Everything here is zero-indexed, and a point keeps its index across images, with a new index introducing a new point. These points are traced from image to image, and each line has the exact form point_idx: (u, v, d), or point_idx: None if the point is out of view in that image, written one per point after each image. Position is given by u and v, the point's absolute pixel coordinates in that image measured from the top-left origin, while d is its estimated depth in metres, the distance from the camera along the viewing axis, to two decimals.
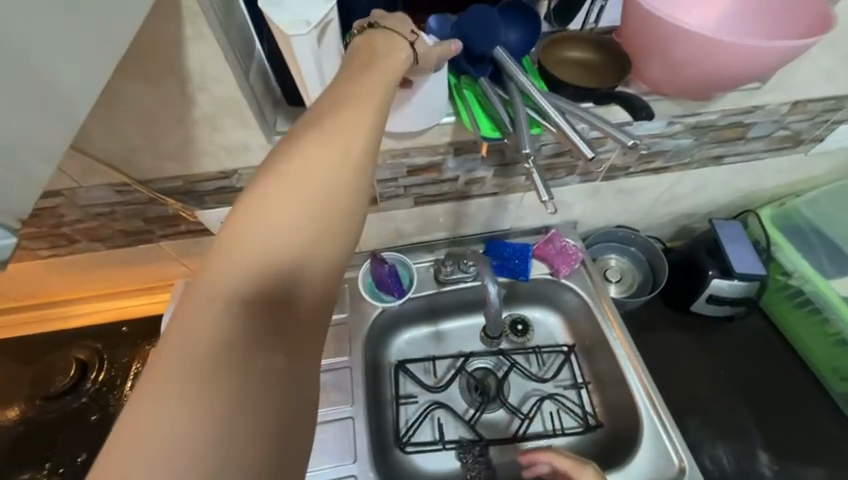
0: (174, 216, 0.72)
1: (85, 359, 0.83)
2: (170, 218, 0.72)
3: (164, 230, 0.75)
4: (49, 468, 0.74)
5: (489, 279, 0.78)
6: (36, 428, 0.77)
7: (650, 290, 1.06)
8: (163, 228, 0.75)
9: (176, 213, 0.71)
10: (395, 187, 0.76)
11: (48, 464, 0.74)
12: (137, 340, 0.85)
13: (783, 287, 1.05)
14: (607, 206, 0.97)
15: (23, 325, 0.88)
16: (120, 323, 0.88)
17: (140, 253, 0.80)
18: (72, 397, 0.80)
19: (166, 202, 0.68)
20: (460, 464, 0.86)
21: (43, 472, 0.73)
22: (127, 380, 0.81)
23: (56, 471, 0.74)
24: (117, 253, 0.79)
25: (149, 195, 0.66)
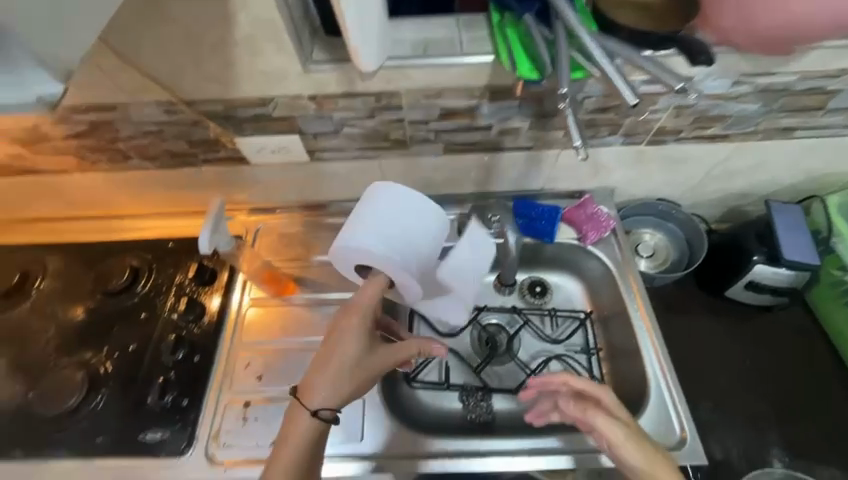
0: (215, 141, 0.76)
1: (137, 267, 0.93)
2: (212, 143, 0.76)
3: (206, 155, 0.80)
4: (106, 352, 0.86)
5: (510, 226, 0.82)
6: (97, 318, 0.89)
7: (685, 267, 1.01)
8: (205, 153, 0.79)
9: (218, 138, 0.75)
10: (426, 131, 0.75)
11: (106, 349, 0.86)
12: (181, 256, 0.94)
13: (837, 282, 0.97)
14: (649, 175, 0.91)
15: (87, 232, 0.99)
16: (167, 239, 0.96)
17: (185, 177, 0.86)
18: (125, 298, 0.91)
19: (209, 126, 0.72)
20: (461, 406, 0.90)
21: (102, 354, 0.85)
22: (172, 288, 0.91)
23: (112, 355, 0.85)
24: (165, 174, 0.85)
25: (194, 116, 0.70)
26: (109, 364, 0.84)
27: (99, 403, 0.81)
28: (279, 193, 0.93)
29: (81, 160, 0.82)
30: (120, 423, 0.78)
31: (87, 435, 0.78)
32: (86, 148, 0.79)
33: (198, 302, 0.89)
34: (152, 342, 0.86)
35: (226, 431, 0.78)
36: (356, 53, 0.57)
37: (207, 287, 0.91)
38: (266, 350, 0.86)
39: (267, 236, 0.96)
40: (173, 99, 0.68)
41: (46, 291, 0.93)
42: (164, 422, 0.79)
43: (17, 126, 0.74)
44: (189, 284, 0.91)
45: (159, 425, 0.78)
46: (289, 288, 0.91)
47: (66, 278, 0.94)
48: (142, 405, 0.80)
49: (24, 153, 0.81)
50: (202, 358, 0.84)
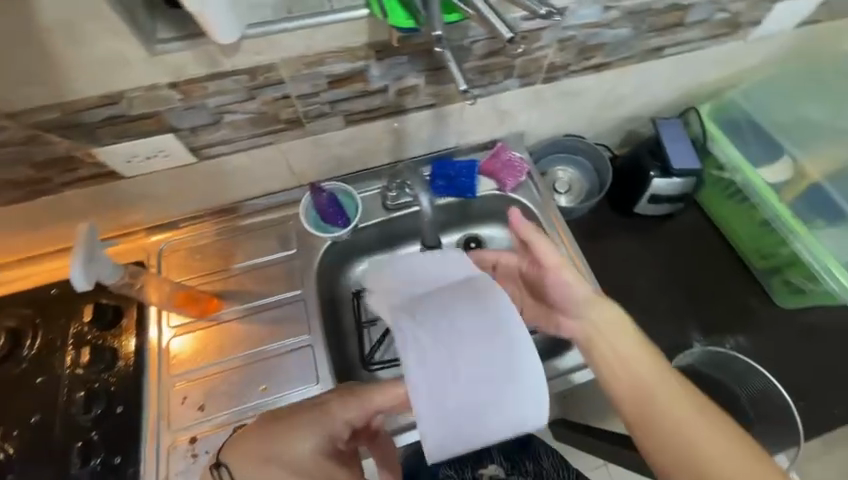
0: (66, 157, 0.63)
1: (16, 327, 0.78)
2: (65, 161, 0.64)
3: (63, 177, 0.67)
4: (3, 432, 0.72)
5: (421, 189, 0.79)
6: None
7: (598, 194, 1.09)
8: (61, 174, 0.66)
9: (71, 154, 0.63)
10: (320, 104, 0.70)
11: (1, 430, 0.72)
12: (70, 301, 0.80)
13: (718, 180, 1.11)
14: (551, 113, 0.95)
15: None
16: (46, 287, 0.81)
17: (44, 208, 0.71)
18: (11, 365, 0.76)
19: (51, 140, 0.60)
20: None
21: None
22: (67, 342, 0.77)
23: (10, 435, 0.72)
24: (16, 210, 0.70)
25: (26, 131, 0.58)
26: (10, 445, 0.71)
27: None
28: (174, 204, 0.82)
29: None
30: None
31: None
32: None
33: (104, 348, 0.77)
34: (58, 407, 0.73)
35: (178, 474, 0.72)
36: (205, 20, 0.49)
37: (112, 329, 0.78)
38: (202, 378, 0.78)
39: (174, 255, 0.85)
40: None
41: None
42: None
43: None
44: (89, 331, 0.78)
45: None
46: (213, 303, 0.82)
47: None
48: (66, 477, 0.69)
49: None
50: (126, 408, 0.74)
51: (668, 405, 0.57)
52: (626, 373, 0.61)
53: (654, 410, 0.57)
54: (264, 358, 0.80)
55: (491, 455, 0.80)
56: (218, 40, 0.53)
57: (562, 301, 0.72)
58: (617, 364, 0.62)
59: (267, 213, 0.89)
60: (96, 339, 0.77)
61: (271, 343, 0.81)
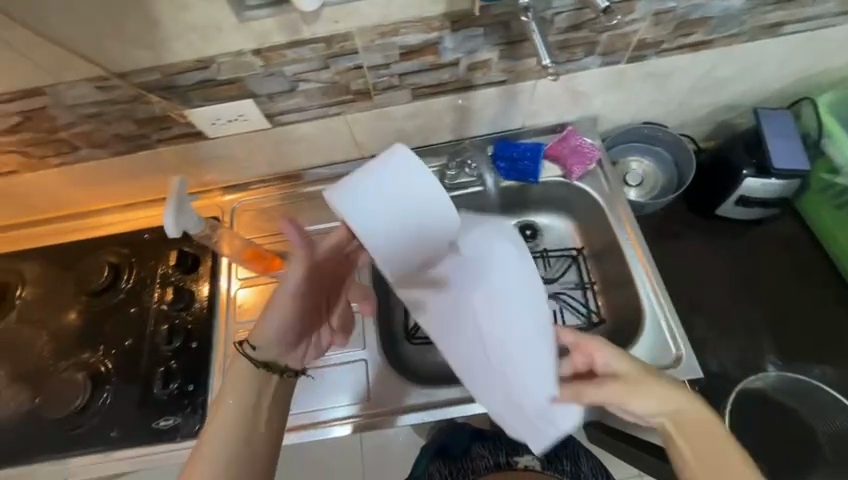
0: (162, 117, 0.70)
1: (117, 263, 0.89)
2: (161, 120, 0.71)
3: (159, 134, 0.74)
4: (104, 349, 0.85)
5: None
6: (87, 319, 0.87)
7: (675, 191, 0.99)
8: (157, 132, 0.74)
9: (166, 113, 0.70)
10: (389, 76, 0.70)
11: (102, 346, 0.85)
12: (159, 246, 0.91)
13: (827, 186, 0.96)
14: (632, 97, 0.87)
15: (58, 234, 0.95)
16: (141, 231, 0.92)
17: (143, 161, 0.80)
18: (112, 295, 0.88)
19: (152, 100, 0.67)
20: None
21: (99, 353, 0.84)
22: (156, 281, 0.88)
23: (110, 352, 0.84)
24: (120, 161, 0.79)
25: (132, 90, 0.65)
26: (109, 360, 0.83)
27: (106, 399, 0.81)
28: (248, 167, 0.88)
29: (26, 157, 0.77)
30: (131, 415, 0.79)
31: (101, 429, 0.79)
32: (27, 143, 0.73)
33: (185, 290, 0.86)
34: (147, 335, 0.85)
35: None
36: None
37: (193, 274, 0.88)
38: None
39: (245, 214, 0.92)
40: (103, 72, 0.62)
41: (28, 298, 0.90)
42: (173, 408, 0.80)
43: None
44: (173, 273, 0.88)
45: (170, 411, 0.79)
46: (277, 262, 0.88)
47: (45, 283, 0.91)
48: (149, 395, 0.80)
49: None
50: (200, 344, 0.83)
51: (724, 476, 0.53)
52: (694, 453, 0.55)
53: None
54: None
55: (528, 447, 0.81)
56: (303, 9, 0.55)
57: (627, 413, 0.59)
58: (681, 440, 0.56)
59: (330, 182, 0.93)
60: (178, 281, 0.88)
61: None
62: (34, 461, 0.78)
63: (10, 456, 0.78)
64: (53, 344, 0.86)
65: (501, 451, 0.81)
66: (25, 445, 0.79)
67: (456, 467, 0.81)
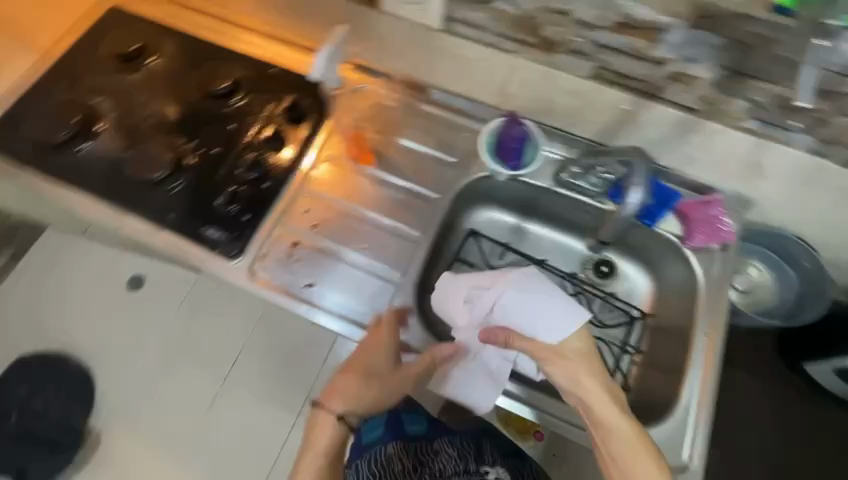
0: None
1: (238, 79, 0.93)
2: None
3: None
4: (194, 144, 0.87)
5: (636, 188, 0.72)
6: (191, 113, 0.90)
7: (782, 316, 0.89)
8: None
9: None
10: (585, 41, 0.67)
11: (194, 141, 0.88)
12: (279, 85, 0.92)
13: None
14: (806, 202, 0.75)
15: (201, 28, 0.98)
16: (270, 65, 0.94)
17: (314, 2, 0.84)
18: (221, 104, 0.91)
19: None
20: None
21: (188, 146, 0.87)
22: (262, 113, 0.90)
23: (198, 150, 0.87)
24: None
25: None
26: (193, 157, 0.86)
27: (175, 186, 0.84)
28: (391, 59, 0.88)
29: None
30: (190, 211, 0.83)
31: (161, 207, 0.83)
32: None
33: (281, 135, 0.88)
34: (233, 152, 0.87)
35: (272, 258, 0.81)
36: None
37: (296, 124, 0.89)
38: (326, 204, 0.86)
39: (364, 100, 0.92)
40: None
41: (155, 68, 0.94)
42: (226, 224, 0.82)
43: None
44: (279, 116, 0.90)
45: (222, 226, 0.82)
46: (368, 157, 0.89)
47: (175, 64, 0.95)
48: (210, 204, 0.83)
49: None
50: (271, 187, 0.85)
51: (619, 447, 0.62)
52: (587, 397, 0.65)
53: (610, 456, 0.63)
54: (377, 225, 0.85)
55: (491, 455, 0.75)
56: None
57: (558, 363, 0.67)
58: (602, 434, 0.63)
59: (454, 114, 0.89)
60: (279, 124, 0.89)
61: (386, 216, 0.86)
62: (104, 202, 0.84)
63: (85, 185, 0.84)
64: (156, 117, 0.90)
65: (468, 457, 0.75)
66: (99, 183, 0.85)
67: (419, 465, 0.77)
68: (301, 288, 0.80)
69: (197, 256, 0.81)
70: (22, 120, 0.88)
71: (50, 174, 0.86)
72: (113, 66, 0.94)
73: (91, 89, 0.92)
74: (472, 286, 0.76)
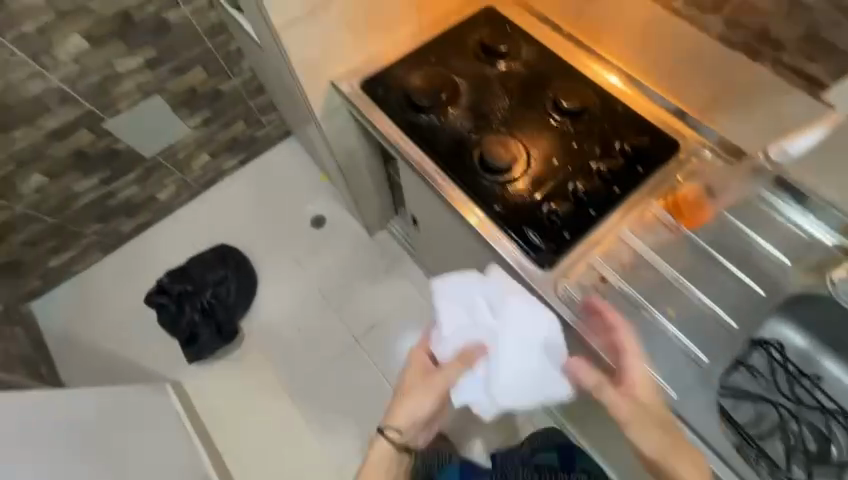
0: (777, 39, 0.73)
1: (584, 102, 0.94)
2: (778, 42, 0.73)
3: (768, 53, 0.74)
4: (532, 148, 0.91)
5: None
6: (536, 120, 0.95)
7: None
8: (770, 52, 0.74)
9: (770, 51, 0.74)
10: None
11: (533, 146, 0.91)
12: (626, 121, 0.92)
13: None
14: None
15: (557, 45, 1.02)
16: (617, 101, 0.94)
17: (716, 58, 0.82)
18: (562, 119, 0.94)
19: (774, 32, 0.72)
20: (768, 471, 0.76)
21: (526, 148, 0.91)
22: (602, 141, 0.90)
23: (535, 154, 0.90)
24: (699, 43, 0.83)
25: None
26: (531, 160, 0.90)
27: (506, 180, 0.88)
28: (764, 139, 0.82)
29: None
30: (518, 206, 0.85)
31: (490, 194, 0.87)
32: None
33: (618, 169, 0.87)
34: (568, 170, 0.88)
35: (579, 285, 0.80)
36: None
37: (637, 162, 0.88)
38: (640, 252, 0.82)
39: (703, 164, 0.88)
40: None
41: (509, 70, 1.01)
42: (545, 233, 0.83)
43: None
44: (618, 150, 0.89)
45: (542, 234, 0.82)
46: (692, 219, 0.83)
47: (529, 70, 1.00)
48: (536, 208, 0.85)
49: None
50: (595, 215, 0.84)
51: None
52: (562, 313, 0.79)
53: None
54: (692, 300, 0.79)
55: None
56: None
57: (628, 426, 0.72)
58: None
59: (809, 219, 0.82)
60: (618, 158, 0.88)
61: (699, 292, 0.79)
62: (439, 168, 0.92)
63: (434, 149, 0.93)
64: (504, 113, 0.96)
65: None
66: (441, 151, 0.93)
67: None
68: (602, 327, 0.77)
69: (509, 251, 0.83)
70: (397, 77, 1.01)
71: (402, 127, 0.96)
72: (477, 57, 1.03)
73: (455, 71, 1.02)
74: (489, 294, 0.82)
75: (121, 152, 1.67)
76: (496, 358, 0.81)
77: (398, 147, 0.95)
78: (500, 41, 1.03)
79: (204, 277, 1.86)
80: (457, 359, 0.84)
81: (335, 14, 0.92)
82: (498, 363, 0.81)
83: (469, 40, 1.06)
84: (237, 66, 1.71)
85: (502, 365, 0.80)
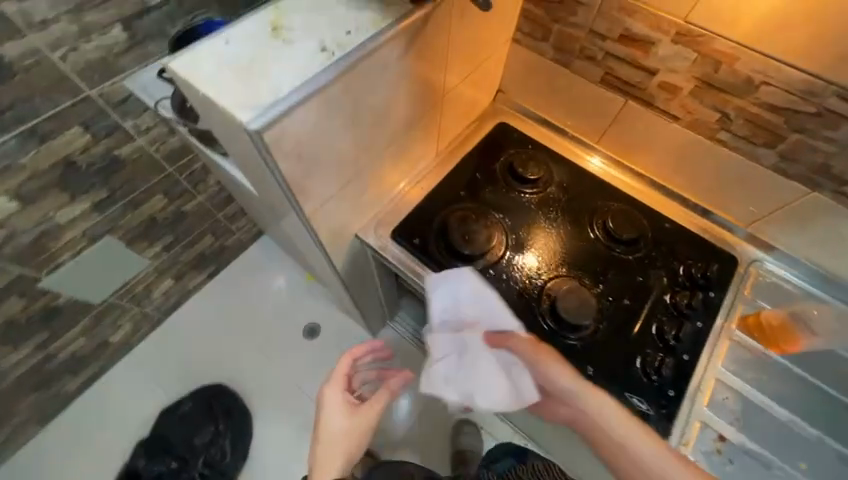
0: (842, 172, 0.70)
1: (634, 226, 0.90)
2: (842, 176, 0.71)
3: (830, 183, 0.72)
4: (598, 286, 0.84)
5: None
6: (592, 251, 0.88)
7: None
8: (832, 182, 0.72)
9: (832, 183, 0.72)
10: None
11: (599, 284, 0.84)
12: (679, 240, 0.89)
13: None
14: None
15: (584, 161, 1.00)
16: (662, 218, 0.92)
17: (766, 182, 0.80)
18: (616, 247, 0.88)
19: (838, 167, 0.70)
20: None
21: (593, 287, 0.83)
22: (665, 267, 0.86)
23: (605, 295, 0.82)
24: (747, 167, 0.80)
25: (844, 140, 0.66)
26: (603, 303, 0.81)
27: (587, 333, 0.78)
28: (822, 252, 0.82)
29: (715, 122, 0.77)
30: (608, 364, 0.76)
31: (575, 356, 0.77)
32: (708, 106, 0.76)
33: (695, 300, 0.81)
34: (647, 309, 0.81)
35: (699, 450, 0.73)
36: None
37: (708, 287, 0.83)
38: (741, 390, 0.77)
39: (761, 276, 0.87)
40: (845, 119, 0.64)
41: (546, 195, 0.95)
42: (648, 395, 0.74)
43: (736, 71, 0.69)
44: (684, 276, 0.84)
45: (647, 397, 0.73)
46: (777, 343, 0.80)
47: (567, 193, 0.95)
48: (628, 363, 0.76)
49: (678, 88, 0.77)
50: (689, 359, 0.77)
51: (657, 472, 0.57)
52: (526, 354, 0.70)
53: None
54: (814, 441, 0.74)
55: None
56: None
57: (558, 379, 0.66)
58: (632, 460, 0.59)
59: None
60: (688, 286, 0.83)
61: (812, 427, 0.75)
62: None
63: None
64: (556, 246, 0.89)
65: None
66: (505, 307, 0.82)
67: None
68: None
69: None
70: (430, 219, 0.90)
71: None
72: (507, 184, 0.96)
73: (489, 204, 0.93)
74: (470, 296, 0.76)
75: (62, 308, 1.32)
76: (474, 331, 0.77)
77: None
78: (528, 163, 0.97)
79: (192, 442, 1.56)
80: (384, 389, 0.88)
81: (362, 180, 0.77)
82: (462, 342, 0.77)
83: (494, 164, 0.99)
84: (202, 185, 1.43)
85: (469, 346, 0.77)
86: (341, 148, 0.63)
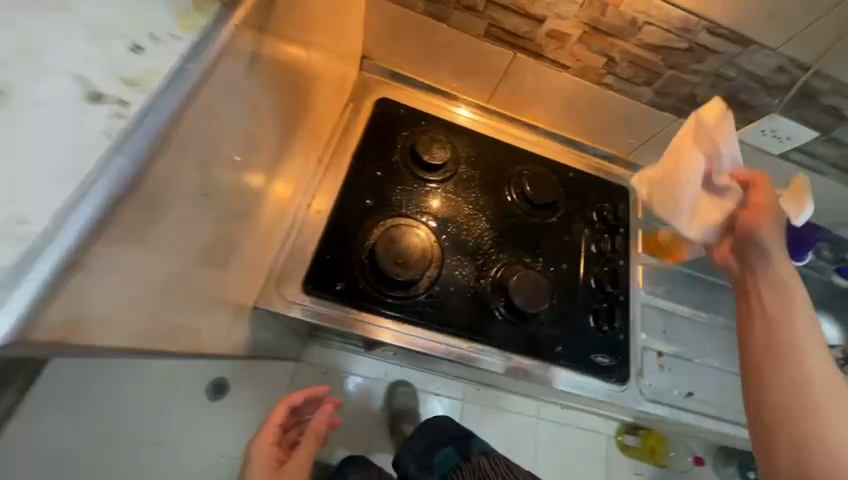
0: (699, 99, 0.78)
1: (547, 185, 0.86)
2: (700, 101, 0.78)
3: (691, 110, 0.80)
4: (537, 261, 0.81)
5: None
6: (521, 226, 0.83)
7: None
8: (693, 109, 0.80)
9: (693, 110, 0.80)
10: None
11: (538, 258, 0.81)
12: (584, 188, 0.91)
13: None
14: None
15: (481, 126, 0.90)
16: (565, 169, 0.92)
17: (641, 117, 0.85)
18: (540, 212, 0.85)
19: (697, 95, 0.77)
20: None
21: (534, 264, 0.80)
22: (582, 219, 0.88)
23: (547, 269, 0.81)
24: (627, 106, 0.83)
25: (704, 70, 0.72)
26: (548, 276, 0.80)
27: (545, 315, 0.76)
28: None
29: (602, 67, 0.76)
30: (571, 334, 0.77)
31: (542, 341, 0.75)
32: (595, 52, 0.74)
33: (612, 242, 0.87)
34: (584, 265, 0.83)
35: (649, 373, 0.81)
36: None
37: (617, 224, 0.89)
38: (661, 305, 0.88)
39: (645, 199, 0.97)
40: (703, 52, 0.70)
41: (459, 177, 0.83)
42: (608, 348, 0.79)
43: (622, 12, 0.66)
44: (599, 221, 0.88)
45: (607, 351, 0.78)
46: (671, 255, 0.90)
47: (478, 167, 0.86)
48: (585, 325, 0.79)
49: (568, 35, 0.72)
50: (625, 299, 0.84)
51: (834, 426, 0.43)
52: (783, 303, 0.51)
53: (836, 431, 0.42)
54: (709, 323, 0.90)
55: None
56: None
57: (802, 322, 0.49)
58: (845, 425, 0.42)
59: None
60: (604, 230, 0.88)
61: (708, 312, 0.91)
62: (480, 345, 0.72)
63: (453, 322, 0.72)
64: (488, 233, 0.80)
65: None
66: (468, 323, 0.72)
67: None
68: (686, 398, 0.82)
69: (593, 387, 0.76)
70: (344, 250, 0.71)
71: (405, 321, 0.70)
72: (414, 175, 0.80)
73: (405, 207, 0.77)
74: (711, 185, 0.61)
75: None
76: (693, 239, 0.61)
77: (410, 344, 0.69)
78: (431, 144, 0.82)
79: None
80: (310, 437, 0.70)
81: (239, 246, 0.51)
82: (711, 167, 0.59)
83: (391, 155, 0.80)
84: None
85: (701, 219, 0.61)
86: (192, 242, 0.39)
